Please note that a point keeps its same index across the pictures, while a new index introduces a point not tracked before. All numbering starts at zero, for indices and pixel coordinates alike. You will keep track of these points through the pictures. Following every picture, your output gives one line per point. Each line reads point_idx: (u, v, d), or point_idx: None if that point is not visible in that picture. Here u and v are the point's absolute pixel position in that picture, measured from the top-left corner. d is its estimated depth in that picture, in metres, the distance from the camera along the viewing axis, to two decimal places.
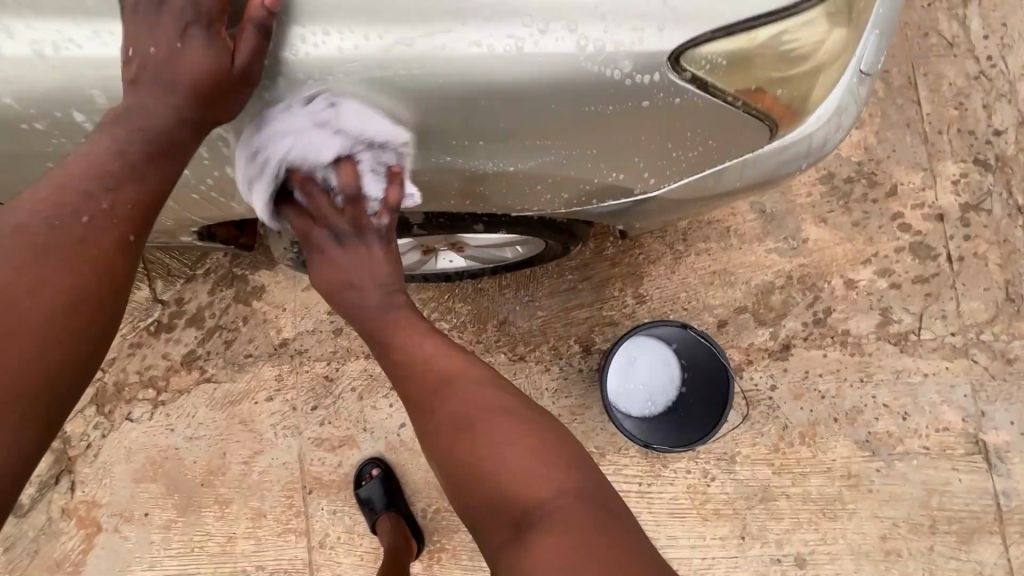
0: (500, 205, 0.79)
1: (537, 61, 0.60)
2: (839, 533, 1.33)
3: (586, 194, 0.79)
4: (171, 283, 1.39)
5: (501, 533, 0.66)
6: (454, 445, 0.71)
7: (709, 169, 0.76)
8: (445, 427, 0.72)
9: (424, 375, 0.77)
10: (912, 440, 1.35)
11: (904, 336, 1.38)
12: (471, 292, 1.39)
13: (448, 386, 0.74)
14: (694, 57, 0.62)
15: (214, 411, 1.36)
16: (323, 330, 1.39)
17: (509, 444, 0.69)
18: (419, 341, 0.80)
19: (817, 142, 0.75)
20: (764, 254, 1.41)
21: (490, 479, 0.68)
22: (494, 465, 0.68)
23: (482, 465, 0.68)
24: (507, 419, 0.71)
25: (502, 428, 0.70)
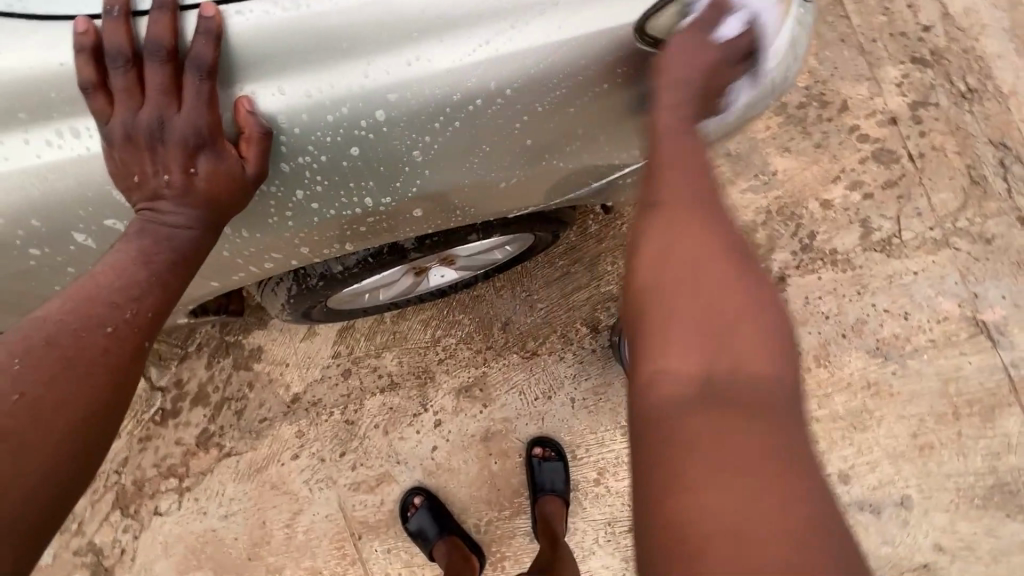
0: (493, 214, 0.80)
1: (519, 59, 0.60)
2: (873, 441, 1.37)
3: (570, 183, 0.79)
4: (165, 367, 1.35)
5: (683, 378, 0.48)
6: (726, 276, 0.52)
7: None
8: (689, 338, 0.49)
9: (701, 261, 0.52)
10: (918, 336, 1.40)
11: (887, 241, 1.42)
12: (469, 302, 1.39)
13: (730, 319, 0.50)
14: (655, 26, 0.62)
15: (243, 483, 1.33)
16: (332, 375, 1.36)
17: (760, 340, 0.50)
18: (718, 239, 0.54)
19: (778, 78, 0.75)
20: (739, 195, 1.43)
21: (726, 343, 0.49)
22: (738, 338, 0.49)
23: (727, 323, 0.50)
24: (772, 326, 0.51)
25: (766, 405, 0.46)
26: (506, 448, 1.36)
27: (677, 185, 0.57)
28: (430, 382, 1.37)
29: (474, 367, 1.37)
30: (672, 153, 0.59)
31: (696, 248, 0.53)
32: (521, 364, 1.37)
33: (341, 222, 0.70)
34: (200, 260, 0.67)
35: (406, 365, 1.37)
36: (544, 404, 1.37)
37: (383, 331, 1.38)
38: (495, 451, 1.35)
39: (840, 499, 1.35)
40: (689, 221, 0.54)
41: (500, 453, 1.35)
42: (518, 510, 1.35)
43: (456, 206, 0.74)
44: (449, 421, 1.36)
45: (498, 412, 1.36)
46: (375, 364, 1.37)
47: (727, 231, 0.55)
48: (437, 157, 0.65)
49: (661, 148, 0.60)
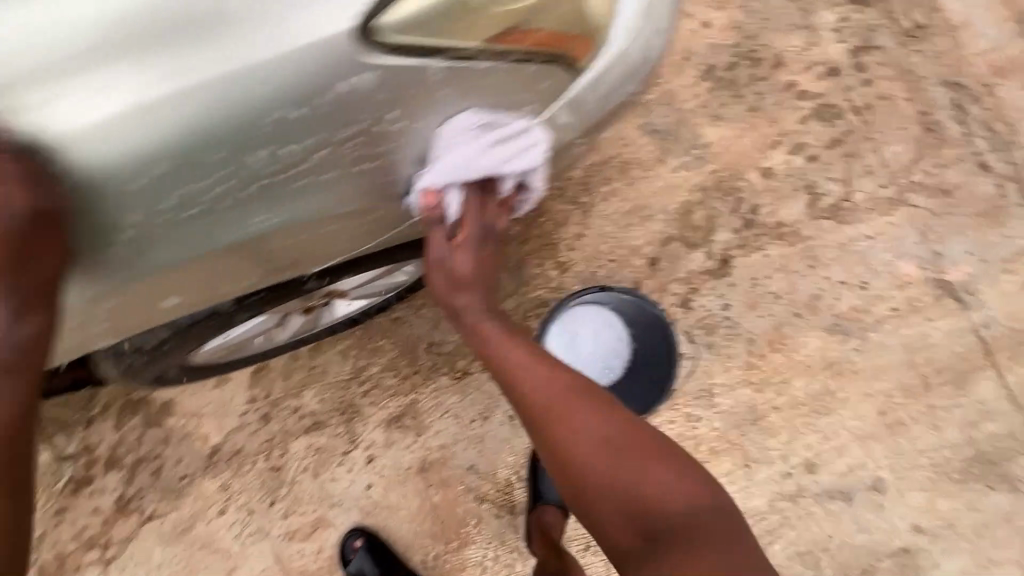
0: (315, 257, 0.73)
1: (184, 110, 0.49)
2: (839, 424, 1.27)
3: (393, 211, 0.71)
4: (71, 434, 1.26)
5: (619, 520, 0.75)
6: (586, 439, 0.80)
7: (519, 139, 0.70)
8: (616, 504, 0.76)
9: (583, 437, 0.80)
10: (879, 306, 1.28)
11: (837, 206, 1.30)
12: (387, 325, 1.28)
13: (635, 461, 0.77)
14: (399, 24, 0.53)
15: (170, 546, 1.24)
16: (251, 422, 1.27)
17: (635, 458, 0.78)
18: (599, 408, 0.82)
19: (616, 78, 0.71)
20: (672, 174, 1.31)
21: (614, 479, 0.77)
22: (621, 469, 0.77)
23: (609, 467, 0.78)
24: (631, 441, 0.80)
25: (678, 506, 0.73)
26: (445, 477, 1.26)
27: (548, 394, 0.85)
28: (357, 416, 1.27)
29: (402, 395, 1.27)
30: (521, 377, 0.87)
31: (587, 431, 0.80)
32: (452, 387, 1.27)
33: (76, 310, 0.61)
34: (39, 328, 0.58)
35: (329, 402, 1.27)
36: (482, 425, 1.27)
37: (300, 368, 1.28)
38: (435, 482, 1.26)
39: (809, 490, 1.25)
40: (576, 413, 0.82)
41: (440, 484, 1.26)
42: (466, 542, 1.25)
43: (258, 256, 0.66)
44: (381, 456, 1.26)
45: (434, 440, 1.26)
46: (295, 405, 1.27)
47: (595, 397, 0.84)
48: (154, 243, 0.57)
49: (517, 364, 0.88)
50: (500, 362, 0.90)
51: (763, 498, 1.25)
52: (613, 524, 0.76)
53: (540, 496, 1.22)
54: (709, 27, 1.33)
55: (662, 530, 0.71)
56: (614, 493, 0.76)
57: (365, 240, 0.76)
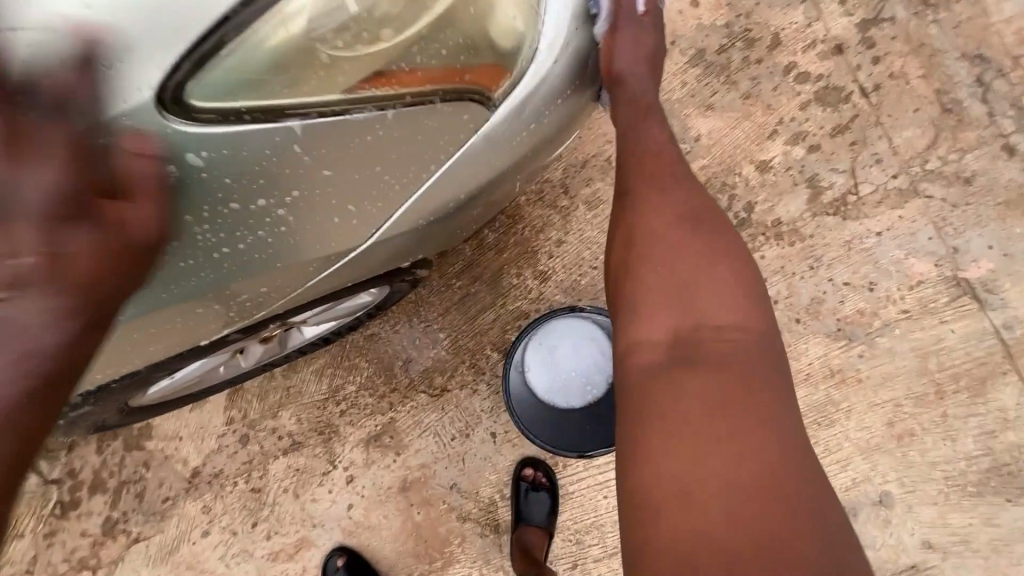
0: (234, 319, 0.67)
1: None
2: (841, 436, 1.18)
3: (301, 273, 0.64)
4: (55, 459, 1.25)
5: (668, 329, 0.70)
6: (690, 253, 0.72)
7: (432, 176, 0.60)
8: (682, 321, 0.69)
9: (683, 245, 0.72)
10: (887, 309, 1.18)
11: (842, 200, 1.19)
12: (362, 343, 1.24)
13: (728, 341, 0.68)
14: (218, 87, 0.47)
15: (158, 567, 1.25)
16: (229, 444, 1.25)
17: (728, 301, 0.70)
18: (720, 275, 0.71)
19: (539, 109, 0.62)
20: None
21: (698, 307, 0.70)
22: (710, 304, 0.70)
23: (700, 293, 0.70)
24: (733, 291, 0.71)
25: (743, 362, 0.67)
26: (427, 496, 1.22)
27: (668, 229, 0.73)
28: (335, 436, 1.24)
29: (380, 414, 1.23)
30: (644, 163, 0.78)
31: (692, 286, 0.70)
32: (431, 405, 1.23)
33: None
34: (64, 371, 0.46)
35: (306, 422, 1.24)
36: (462, 443, 1.23)
37: (275, 388, 1.25)
38: (416, 501, 1.22)
39: None
40: (692, 265, 0.71)
41: (422, 503, 1.22)
42: (450, 561, 1.22)
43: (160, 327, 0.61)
44: (361, 476, 1.23)
45: (414, 459, 1.23)
46: (272, 426, 1.24)
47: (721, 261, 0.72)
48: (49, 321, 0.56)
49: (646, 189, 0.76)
50: (632, 139, 0.80)
51: None
52: (655, 321, 0.70)
53: (523, 517, 1.17)
54: (699, 6, 1.21)
55: (723, 410, 0.64)
56: (681, 302, 0.70)
57: (282, 299, 0.68)
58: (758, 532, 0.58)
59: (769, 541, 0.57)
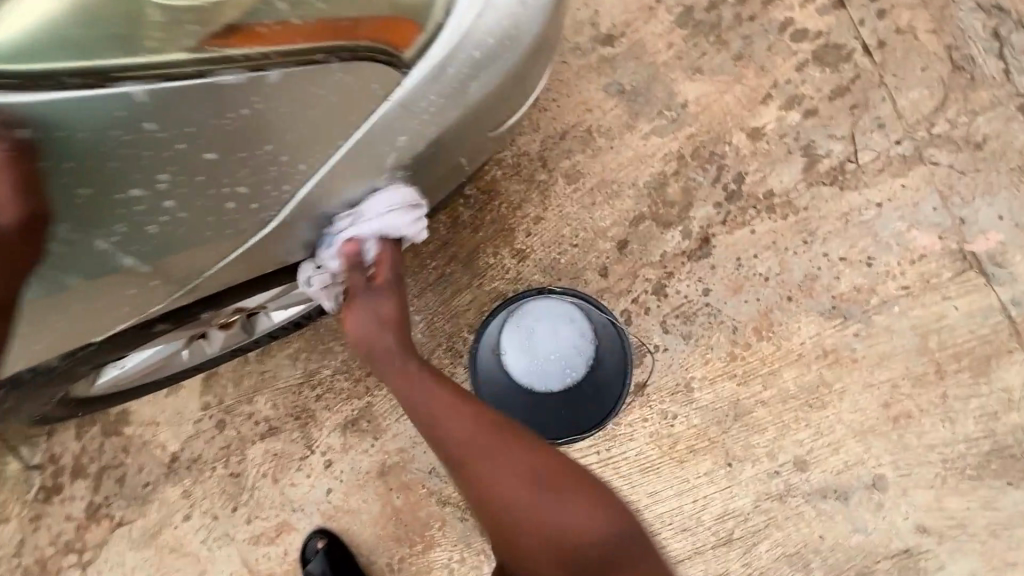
0: (137, 308, 0.61)
1: None
2: (834, 419, 1.13)
3: (204, 257, 0.59)
4: (36, 444, 1.25)
5: (549, 566, 0.68)
6: (498, 478, 0.71)
7: (345, 147, 0.57)
8: (540, 546, 0.68)
9: (497, 476, 0.71)
10: (886, 285, 1.11)
11: (840, 169, 1.11)
12: (336, 326, 1.21)
13: (548, 517, 0.68)
14: (13, 47, 0.39)
15: (142, 550, 1.25)
16: (206, 429, 1.23)
17: (548, 498, 0.69)
18: (510, 451, 0.72)
19: (463, 69, 0.56)
20: (642, 142, 1.13)
21: (530, 525, 0.69)
22: (536, 507, 0.69)
23: (519, 504, 0.69)
24: (545, 480, 0.71)
25: (596, 543, 0.68)
26: (406, 481, 1.21)
27: (467, 451, 0.73)
28: (312, 421, 1.21)
29: (356, 398, 1.21)
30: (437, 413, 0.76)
31: (505, 492, 0.70)
32: None
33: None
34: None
35: (282, 407, 1.22)
36: None
37: (250, 372, 1.23)
38: (395, 486, 1.21)
39: (798, 489, 1.14)
40: (496, 471, 0.71)
41: (402, 488, 1.21)
42: (431, 545, 1.21)
43: (45, 325, 0.55)
44: (339, 461, 1.21)
45: (392, 444, 1.20)
46: (248, 411, 1.22)
47: (505, 436, 0.73)
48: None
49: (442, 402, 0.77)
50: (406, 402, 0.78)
51: (746, 498, 1.15)
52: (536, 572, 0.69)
53: None
54: None
55: None
56: (530, 536, 0.68)
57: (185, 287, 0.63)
58: None
59: None
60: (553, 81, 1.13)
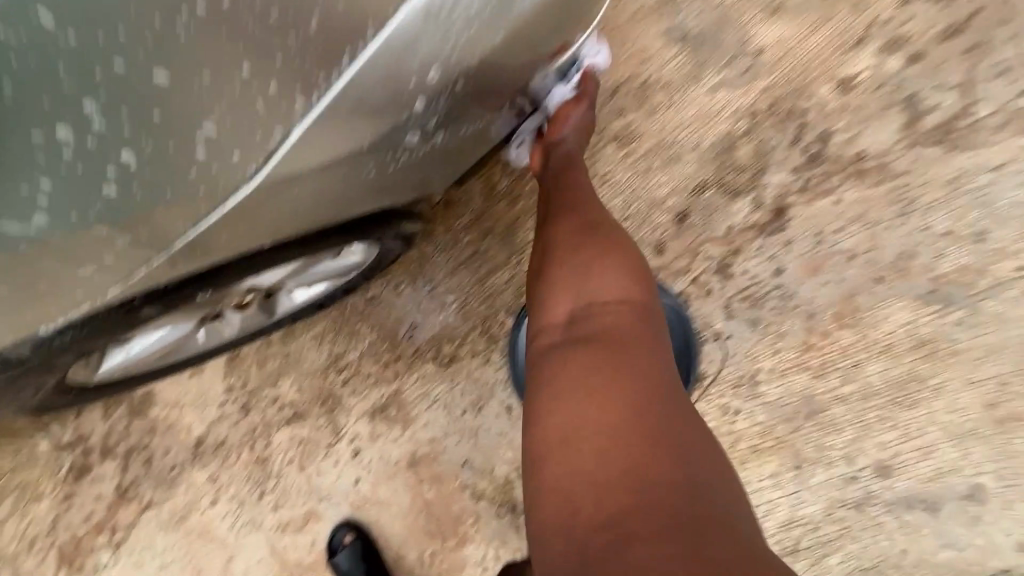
0: (91, 288, 0.49)
1: None
2: (926, 420, 0.98)
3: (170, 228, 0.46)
4: (63, 424, 1.21)
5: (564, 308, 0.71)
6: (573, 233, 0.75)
7: (356, 63, 0.40)
8: (573, 287, 0.71)
9: (574, 231, 0.76)
10: (1000, 264, 0.94)
11: (948, 126, 0.93)
12: (362, 306, 1.11)
13: (623, 327, 0.67)
14: None
15: (170, 534, 1.21)
16: (231, 412, 1.17)
17: (609, 273, 0.71)
18: (609, 274, 0.71)
19: None
20: (707, 98, 0.98)
21: (578, 273, 0.72)
22: (599, 271, 0.72)
23: (577, 257, 0.73)
24: (618, 262, 0.72)
25: (623, 320, 0.68)
26: (438, 473, 1.12)
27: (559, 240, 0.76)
28: (338, 407, 1.14)
29: (384, 384, 1.12)
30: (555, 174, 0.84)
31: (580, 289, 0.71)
32: (440, 374, 1.11)
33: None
34: None
35: (308, 392, 1.15)
36: (475, 417, 1.11)
37: (274, 355, 1.16)
38: (426, 478, 1.13)
39: (879, 497, 1.00)
40: (579, 270, 0.72)
41: (433, 480, 1.13)
42: (464, 540, 1.13)
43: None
44: (367, 449, 1.14)
45: (423, 433, 1.12)
46: (273, 395, 1.16)
47: (611, 261, 0.72)
48: None
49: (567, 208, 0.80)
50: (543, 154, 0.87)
51: (816, 505, 1.01)
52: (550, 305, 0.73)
53: None
54: None
55: (613, 369, 0.64)
56: (575, 276, 0.72)
57: (150, 264, 0.49)
58: (619, 461, 0.57)
59: (629, 452, 0.58)
60: (605, 28, 0.98)
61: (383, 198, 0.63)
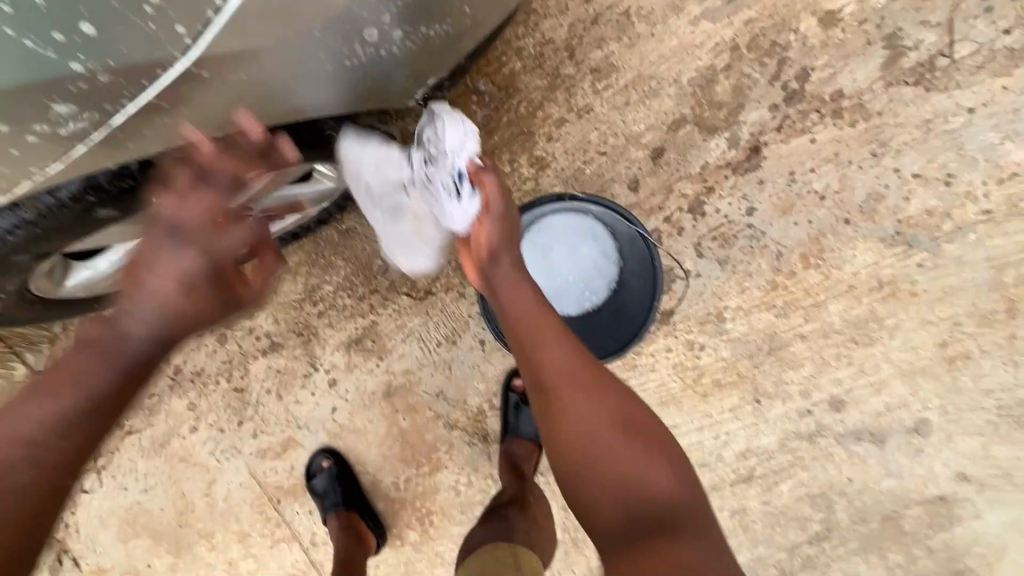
0: (14, 165, 0.48)
1: None
2: (881, 357, 1.02)
3: (104, 94, 0.46)
4: (40, 351, 1.22)
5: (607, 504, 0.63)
6: (580, 403, 0.69)
7: None
8: (607, 478, 0.64)
9: (584, 402, 0.69)
10: (965, 208, 0.96)
11: (928, 65, 0.93)
12: (337, 239, 1.11)
13: (665, 502, 0.62)
14: None
15: (153, 459, 1.24)
16: (207, 342, 1.19)
17: (636, 451, 0.66)
18: (649, 458, 0.66)
19: None
20: (689, 29, 0.96)
21: (600, 456, 0.66)
22: (621, 447, 0.66)
23: (601, 439, 0.67)
24: (635, 436, 0.68)
25: (666, 497, 0.63)
26: (413, 403, 1.16)
27: (595, 430, 0.67)
28: (314, 338, 1.15)
29: (360, 317, 1.13)
30: (543, 342, 0.74)
31: (626, 473, 0.64)
32: (415, 307, 1.12)
33: None
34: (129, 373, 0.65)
35: (284, 323, 1.16)
36: (449, 349, 1.13)
37: None
38: (402, 408, 1.16)
39: (831, 430, 1.06)
40: (623, 452, 0.65)
41: (408, 409, 1.16)
42: (438, 467, 1.18)
43: None
44: (344, 379, 1.16)
45: (398, 364, 1.14)
46: (249, 325, 1.17)
47: (652, 443, 0.68)
48: None
49: (576, 379, 0.71)
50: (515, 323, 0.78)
51: (771, 437, 1.07)
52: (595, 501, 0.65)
53: (511, 429, 1.11)
54: None
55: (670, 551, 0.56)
56: (602, 464, 0.65)
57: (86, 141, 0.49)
58: None
59: None
60: None
61: (333, 98, 0.64)
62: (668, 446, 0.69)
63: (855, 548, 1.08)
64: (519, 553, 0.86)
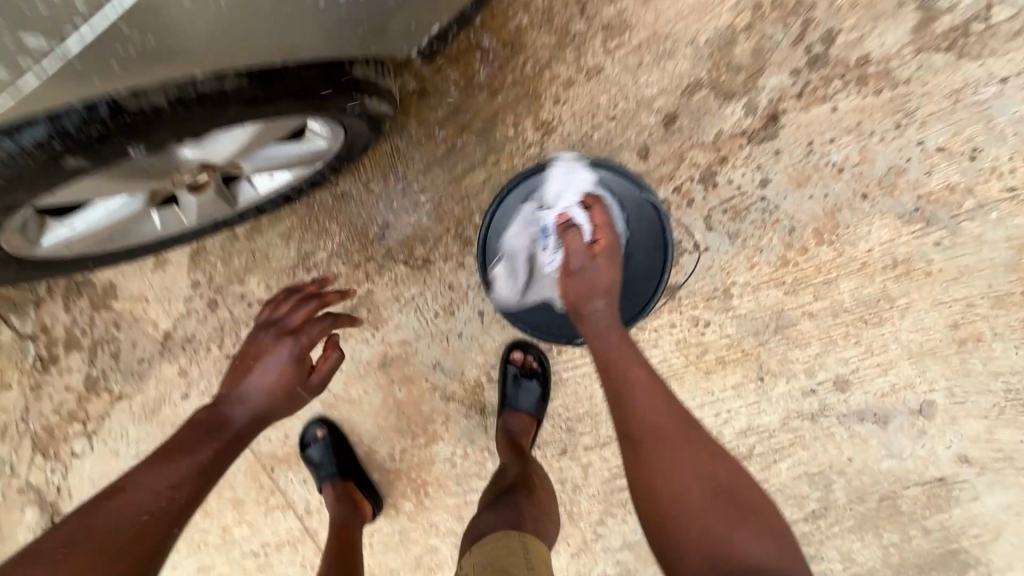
0: None
1: None
2: (890, 338, 1.00)
3: (57, 15, 0.44)
4: (25, 313, 1.18)
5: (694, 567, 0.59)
6: (676, 461, 0.66)
7: None
8: (698, 540, 0.60)
9: (680, 458, 0.66)
10: (988, 184, 0.92)
11: (962, 30, 0.87)
12: (331, 204, 1.06)
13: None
14: None
15: (144, 425, 1.22)
16: (197, 308, 1.15)
17: (737, 519, 0.61)
18: (751, 527, 0.61)
19: None
20: None
21: (695, 516, 0.62)
22: (718, 510, 0.62)
23: (693, 498, 0.63)
24: (736, 503, 0.63)
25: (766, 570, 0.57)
26: (409, 374, 1.13)
27: (685, 492, 0.64)
28: None
29: (355, 285, 1.09)
30: (636, 392, 0.71)
31: (724, 541, 0.59)
32: (412, 277, 1.08)
33: None
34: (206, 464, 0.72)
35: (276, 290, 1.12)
36: (447, 321, 1.10)
37: (240, 251, 1.12)
38: (398, 378, 1.14)
39: (834, 409, 1.04)
40: (721, 517, 0.61)
41: (404, 380, 1.14)
42: (433, 439, 1.16)
43: None
44: None
45: (394, 334, 1.11)
46: (241, 292, 1.13)
47: (754, 515, 0.62)
48: None
49: (671, 436, 0.68)
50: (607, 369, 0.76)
51: (773, 415, 1.05)
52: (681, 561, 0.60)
53: (509, 402, 1.08)
54: None
55: None
56: (695, 523, 0.61)
57: (39, 71, 0.47)
58: None
59: None
60: None
61: (324, 47, 0.60)
62: (772, 520, 0.63)
63: (851, 526, 1.09)
64: (528, 543, 0.86)
